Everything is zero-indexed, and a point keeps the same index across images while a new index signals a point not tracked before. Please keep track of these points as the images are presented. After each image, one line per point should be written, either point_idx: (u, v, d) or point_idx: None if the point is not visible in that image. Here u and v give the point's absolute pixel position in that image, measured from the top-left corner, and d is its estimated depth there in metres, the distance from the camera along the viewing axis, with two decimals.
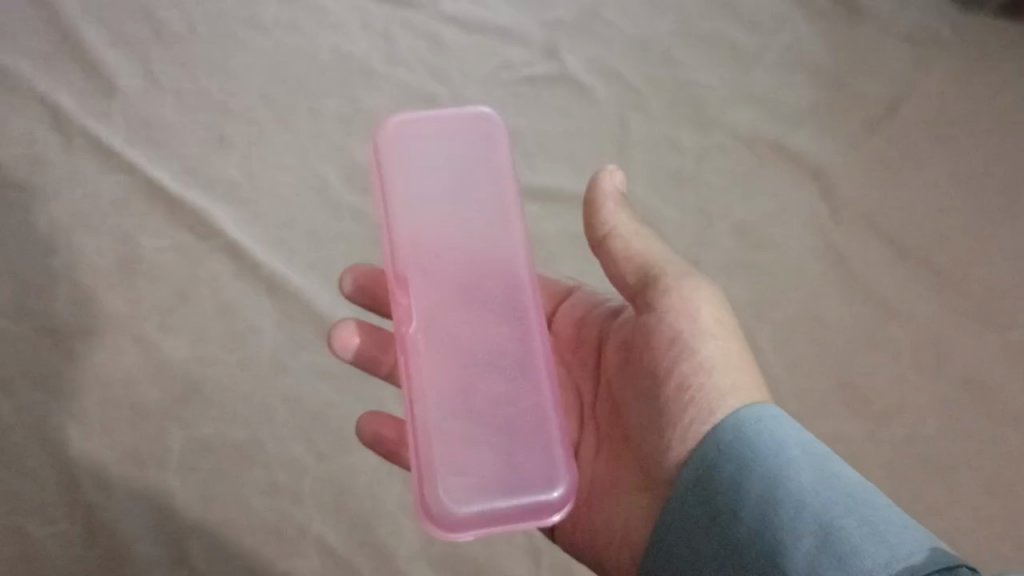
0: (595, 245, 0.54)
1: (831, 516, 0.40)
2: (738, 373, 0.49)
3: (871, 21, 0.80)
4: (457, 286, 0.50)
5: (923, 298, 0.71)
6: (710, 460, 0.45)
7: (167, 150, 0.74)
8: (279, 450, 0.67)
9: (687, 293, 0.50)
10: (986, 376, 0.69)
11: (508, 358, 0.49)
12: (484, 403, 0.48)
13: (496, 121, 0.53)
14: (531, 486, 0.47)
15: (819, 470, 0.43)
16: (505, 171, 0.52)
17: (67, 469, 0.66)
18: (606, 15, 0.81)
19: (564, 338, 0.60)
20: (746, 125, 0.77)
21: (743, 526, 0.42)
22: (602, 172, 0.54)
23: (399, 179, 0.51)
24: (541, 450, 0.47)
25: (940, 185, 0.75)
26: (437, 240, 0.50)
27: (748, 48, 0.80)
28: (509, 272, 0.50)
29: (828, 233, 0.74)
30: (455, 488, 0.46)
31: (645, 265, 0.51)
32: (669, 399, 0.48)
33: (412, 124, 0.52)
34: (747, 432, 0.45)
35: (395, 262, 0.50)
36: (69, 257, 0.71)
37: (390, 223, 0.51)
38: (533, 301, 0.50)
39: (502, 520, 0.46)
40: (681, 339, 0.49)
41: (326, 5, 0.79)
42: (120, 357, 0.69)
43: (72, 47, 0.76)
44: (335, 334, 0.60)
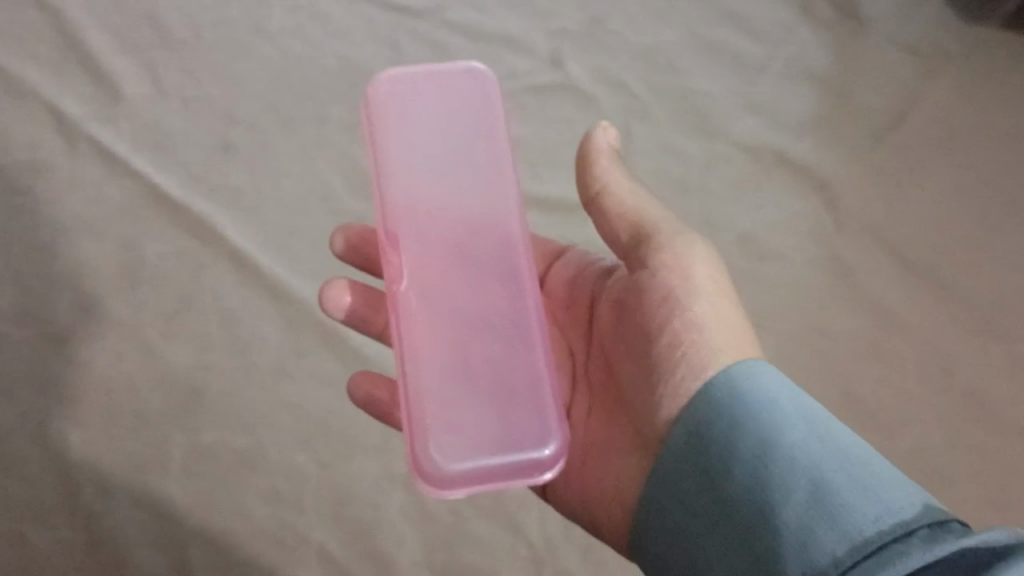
0: (588, 202, 0.54)
1: (823, 472, 0.41)
2: (732, 330, 0.49)
3: (876, 30, 0.80)
4: (450, 247, 0.50)
5: (929, 309, 0.71)
6: (702, 415, 0.45)
7: (172, 156, 0.74)
8: (281, 458, 0.66)
9: (680, 250, 0.50)
10: (992, 388, 0.68)
11: (501, 318, 0.49)
12: (476, 361, 0.48)
13: (490, 82, 0.54)
14: (524, 443, 0.46)
15: (812, 426, 0.43)
16: (498, 131, 0.53)
17: (68, 475, 0.65)
18: (611, 24, 0.81)
19: (558, 296, 0.60)
20: (750, 135, 0.77)
21: (734, 481, 0.42)
22: (596, 128, 0.54)
23: (389, 138, 0.52)
24: (534, 407, 0.47)
25: (945, 197, 0.74)
26: (428, 199, 0.51)
27: (753, 57, 0.80)
28: (502, 230, 0.51)
29: (833, 243, 0.73)
30: (445, 446, 0.46)
31: (638, 221, 0.52)
32: (660, 356, 0.48)
33: (402, 83, 0.53)
34: (740, 387, 0.45)
35: (387, 221, 0.51)
36: (72, 262, 0.71)
37: (381, 182, 0.51)
38: (526, 259, 0.51)
39: (493, 478, 0.46)
40: (673, 296, 0.49)
41: (332, 14, 0.80)
42: (122, 362, 0.68)
43: (78, 53, 0.77)
44: (328, 292, 0.60)
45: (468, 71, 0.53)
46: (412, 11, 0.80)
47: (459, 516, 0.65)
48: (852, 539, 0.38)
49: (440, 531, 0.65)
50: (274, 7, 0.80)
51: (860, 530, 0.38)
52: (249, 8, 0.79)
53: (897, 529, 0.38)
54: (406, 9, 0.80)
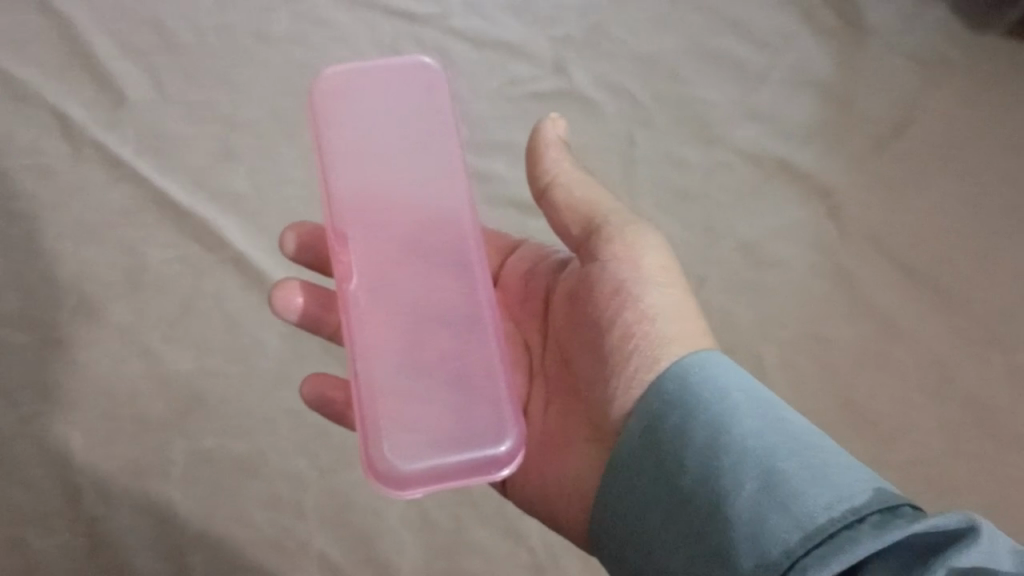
0: (539, 196, 0.55)
1: (775, 461, 0.41)
2: (682, 319, 0.50)
3: (879, 38, 0.80)
4: (401, 244, 0.51)
5: (930, 319, 0.71)
6: (656, 409, 0.45)
7: (174, 161, 0.75)
8: (281, 464, 0.66)
9: (631, 240, 0.51)
10: (993, 399, 0.68)
11: (454, 314, 0.50)
12: (430, 358, 0.49)
13: (434, 76, 0.54)
14: (479, 438, 0.47)
15: (763, 416, 0.43)
16: (445, 127, 0.53)
17: (69, 479, 0.65)
18: (614, 31, 0.81)
19: (513, 291, 0.60)
20: (753, 143, 0.77)
21: (687, 474, 0.42)
22: (545, 120, 0.55)
23: (334, 137, 0.52)
24: (488, 402, 0.48)
25: (946, 206, 0.74)
26: (378, 198, 0.52)
27: (756, 64, 0.80)
28: (452, 226, 0.52)
29: (834, 251, 0.73)
30: (402, 445, 0.47)
31: (589, 213, 0.52)
32: (613, 348, 0.49)
33: (346, 80, 0.54)
34: (692, 378, 0.45)
35: (336, 222, 0.51)
36: (75, 267, 0.71)
37: (329, 183, 0.52)
38: (477, 255, 0.52)
39: (451, 475, 0.47)
40: (624, 287, 0.50)
41: (335, 19, 0.80)
42: (124, 366, 0.68)
43: (82, 57, 0.77)
44: (278, 294, 0.60)
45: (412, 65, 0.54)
46: (416, 17, 0.80)
47: (458, 523, 0.65)
48: (804, 528, 0.38)
49: (439, 538, 0.65)
50: (278, 13, 0.80)
51: (811, 516, 0.38)
52: (253, 14, 0.80)
53: (848, 515, 0.38)
54: (410, 16, 0.80)
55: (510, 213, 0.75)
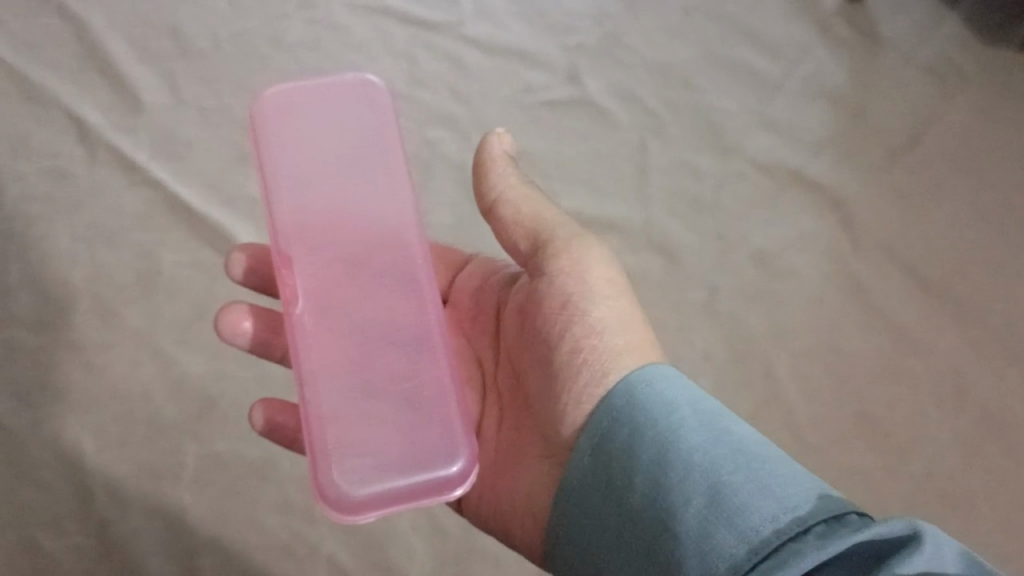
0: (486, 211, 0.54)
1: (720, 475, 0.41)
2: (627, 331, 0.49)
3: (892, 50, 0.80)
4: (345, 263, 0.50)
5: (944, 330, 0.70)
6: (604, 427, 0.45)
7: (189, 166, 0.75)
8: (293, 468, 0.66)
9: (577, 254, 0.50)
10: (1006, 412, 0.68)
11: (401, 333, 0.49)
12: (380, 380, 0.48)
13: (373, 89, 0.53)
14: (430, 460, 0.47)
15: (708, 429, 0.43)
16: (388, 141, 0.52)
17: (82, 482, 0.65)
18: (628, 40, 0.81)
19: (464, 306, 0.59)
20: (766, 153, 0.77)
21: (636, 491, 0.42)
22: (490, 136, 0.54)
23: (273, 156, 0.51)
24: (439, 423, 0.48)
25: (959, 218, 0.74)
26: (323, 218, 0.50)
27: (769, 74, 0.80)
28: (401, 244, 0.51)
29: (847, 262, 0.73)
30: (351, 471, 0.46)
31: (536, 228, 0.52)
32: (562, 364, 0.49)
33: (287, 97, 0.52)
34: (638, 397, 0.45)
35: (280, 243, 0.50)
36: (90, 270, 0.72)
37: (271, 203, 0.50)
38: (427, 272, 0.51)
39: (402, 499, 0.46)
40: (572, 302, 0.49)
41: (350, 26, 0.80)
42: (137, 370, 0.69)
43: (99, 62, 0.78)
44: (226, 318, 0.59)
45: (354, 82, 0.53)
46: (431, 24, 0.81)
47: (469, 530, 0.65)
48: (750, 541, 0.38)
49: (450, 545, 0.65)
50: (293, 19, 0.80)
51: (757, 530, 0.38)
52: (268, 20, 0.80)
53: (794, 527, 0.38)
54: (425, 23, 0.81)
55: None
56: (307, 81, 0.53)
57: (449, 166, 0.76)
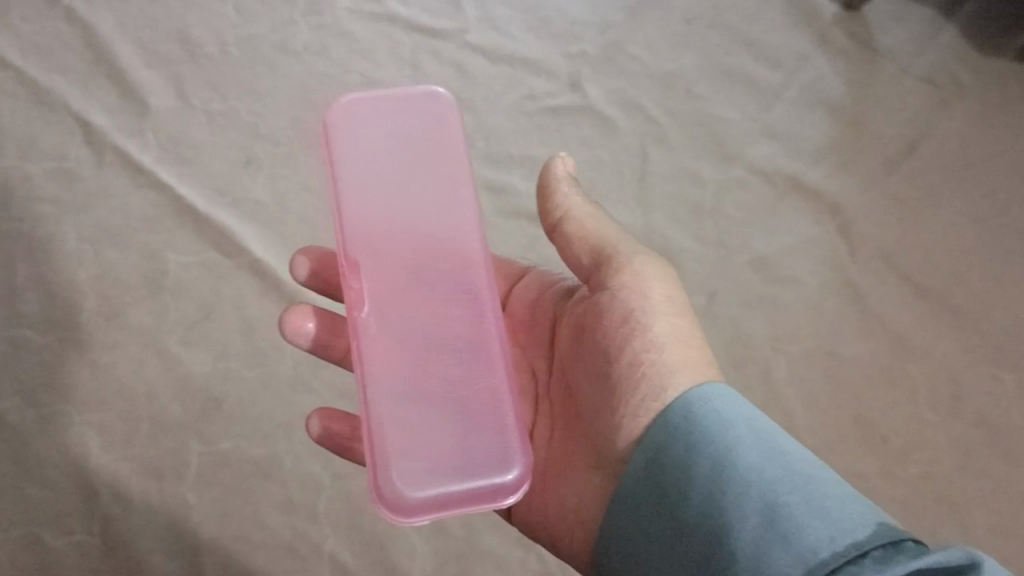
0: (550, 231, 0.54)
1: (778, 495, 0.40)
2: (689, 349, 0.48)
3: (890, 61, 0.82)
4: (408, 267, 0.49)
5: (942, 336, 0.71)
6: (660, 440, 0.44)
7: (196, 169, 0.76)
8: (296, 468, 0.67)
9: (640, 271, 0.50)
10: (1004, 418, 0.69)
11: (461, 339, 0.49)
12: (437, 384, 0.47)
13: (443, 100, 0.53)
14: (486, 467, 0.46)
15: (765, 448, 0.43)
16: (455, 150, 0.52)
17: (86, 480, 0.66)
18: (631, 49, 0.83)
19: (518, 317, 0.59)
20: (767, 160, 0.78)
21: (690, 508, 0.42)
22: (555, 157, 0.54)
23: (344, 159, 0.51)
24: (495, 430, 0.46)
25: (958, 225, 0.75)
26: (389, 223, 0.50)
27: (769, 84, 0.81)
28: (462, 250, 0.50)
29: (846, 269, 0.74)
30: (409, 473, 0.45)
31: (599, 245, 0.51)
32: (620, 377, 0.47)
33: (359, 105, 0.52)
34: (697, 413, 0.44)
35: (347, 246, 0.49)
36: (96, 271, 0.72)
37: (340, 206, 0.50)
38: (487, 279, 0.50)
39: (457, 504, 0.45)
40: (633, 316, 0.48)
41: (357, 32, 0.82)
42: (143, 369, 0.69)
43: (108, 66, 0.79)
44: (288, 318, 0.59)
45: (426, 93, 0.53)
46: (435, 31, 0.82)
47: (470, 532, 0.66)
48: (805, 562, 0.37)
49: (452, 544, 0.65)
50: (300, 25, 0.82)
51: (814, 551, 0.38)
52: (277, 26, 0.82)
53: (852, 550, 0.37)
54: (430, 30, 0.82)
55: (525, 225, 0.75)
56: (379, 90, 0.53)
57: None
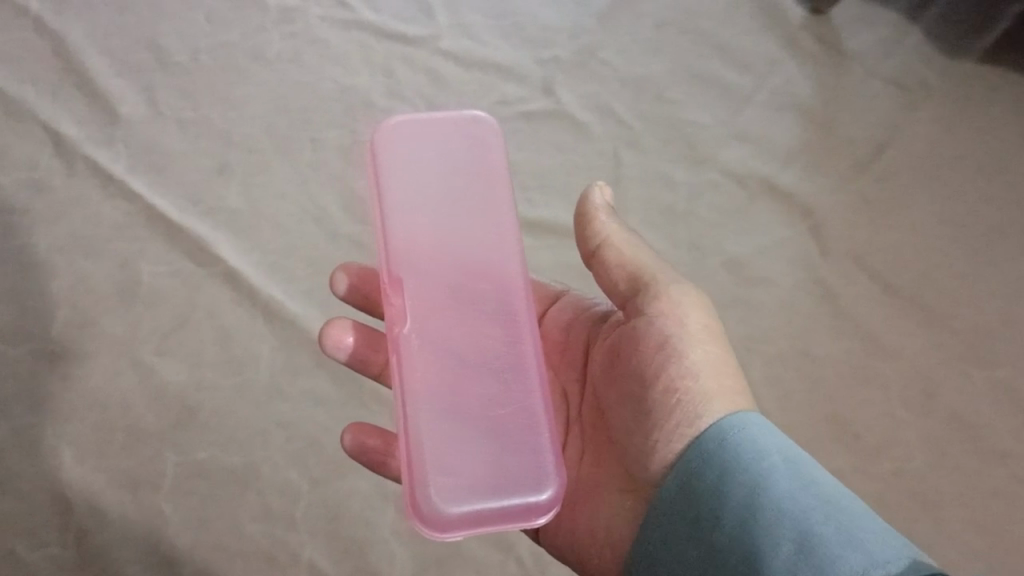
0: (588, 258, 0.53)
1: (810, 524, 0.40)
2: (724, 377, 0.48)
3: (857, 64, 0.83)
4: (448, 286, 0.50)
5: (912, 334, 0.72)
6: (694, 466, 0.45)
7: (169, 177, 0.76)
8: (274, 476, 0.67)
9: (677, 298, 0.49)
10: (974, 414, 0.69)
11: (498, 359, 0.49)
12: (475, 402, 0.47)
13: (488, 127, 0.54)
14: (519, 486, 0.46)
15: (799, 478, 0.43)
16: (498, 175, 0.53)
17: (61, 493, 0.65)
18: (602, 54, 0.83)
19: (553, 340, 0.59)
20: (738, 163, 0.79)
21: (722, 532, 0.42)
22: (593, 186, 0.53)
23: (391, 180, 0.51)
24: (530, 450, 0.47)
25: (927, 226, 0.76)
26: (432, 243, 0.50)
27: (739, 88, 0.82)
28: (501, 271, 0.50)
29: (817, 269, 0.75)
30: (444, 489, 0.45)
31: (637, 272, 0.50)
32: (655, 404, 0.47)
33: (407, 127, 0.53)
34: (731, 440, 0.45)
35: (390, 263, 0.50)
36: (68, 281, 0.72)
37: (385, 223, 0.51)
38: (525, 301, 0.50)
39: (490, 521, 0.45)
40: (669, 343, 0.48)
41: (329, 39, 0.82)
42: (117, 379, 0.69)
43: (77, 76, 0.78)
44: (329, 332, 0.59)
45: (472, 119, 0.54)
46: (408, 38, 0.82)
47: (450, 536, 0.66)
48: None
49: (431, 549, 0.65)
50: (272, 33, 0.82)
51: None
52: (249, 33, 0.82)
53: None
54: (402, 37, 0.82)
55: None
56: (427, 115, 0.53)
57: None
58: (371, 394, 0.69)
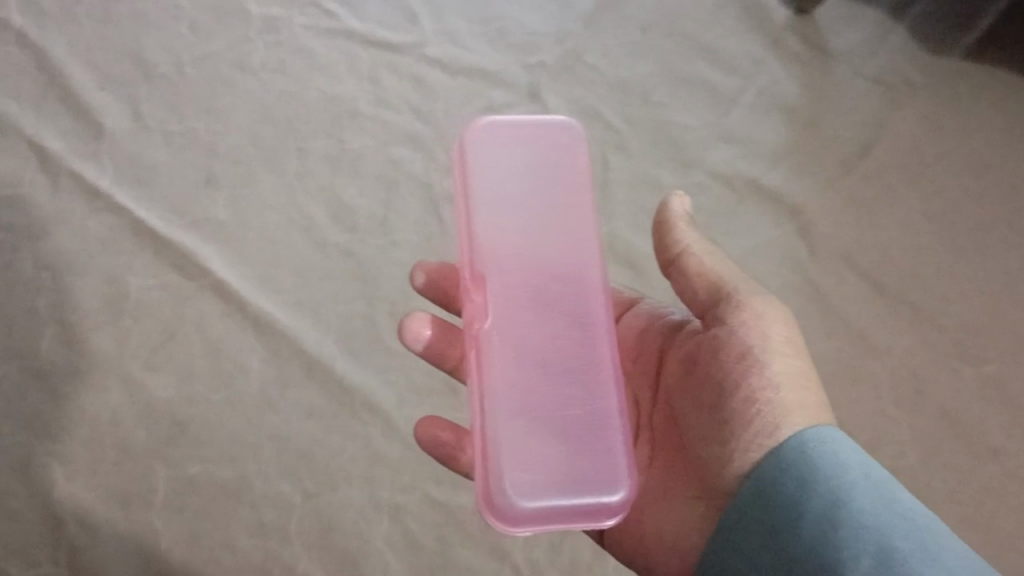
0: (666, 265, 0.53)
1: (891, 540, 0.40)
2: (805, 391, 0.48)
3: (843, 63, 0.83)
4: (528, 286, 0.50)
5: (901, 332, 0.72)
6: (771, 476, 0.44)
7: (155, 190, 0.75)
8: (266, 489, 0.67)
9: (760, 310, 0.49)
10: (964, 411, 0.70)
11: (575, 359, 0.49)
12: (552, 400, 0.48)
13: (575, 135, 0.55)
14: (592, 487, 0.47)
15: (879, 493, 0.43)
16: (579, 180, 0.54)
17: (52, 511, 0.65)
18: (588, 58, 0.83)
19: (627, 346, 0.59)
20: (725, 165, 0.79)
21: (800, 540, 0.42)
22: (671, 195, 0.53)
23: (477, 180, 0.53)
24: (603, 451, 0.47)
25: (914, 222, 0.76)
26: (513, 243, 0.51)
27: (725, 90, 0.82)
28: (578, 274, 0.51)
29: (805, 268, 0.75)
30: (519, 484, 0.46)
31: (718, 282, 0.50)
32: (735, 413, 0.47)
33: (496, 128, 0.54)
34: (810, 452, 0.44)
35: (474, 261, 0.51)
36: (54, 297, 0.71)
37: (470, 220, 0.52)
38: (601, 304, 0.51)
39: (561, 518, 0.46)
40: (751, 353, 0.48)
41: (314, 48, 0.82)
42: (106, 396, 0.68)
43: (61, 90, 0.78)
44: (408, 325, 0.60)
45: (557, 125, 0.55)
46: (393, 45, 0.82)
47: (445, 545, 0.66)
48: None
49: (425, 558, 0.65)
50: (256, 43, 0.81)
51: None
52: (233, 44, 0.81)
53: None
54: (387, 44, 0.82)
55: None
56: (515, 117, 0.54)
57: (414, 183, 0.77)
58: (362, 404, 0.69)
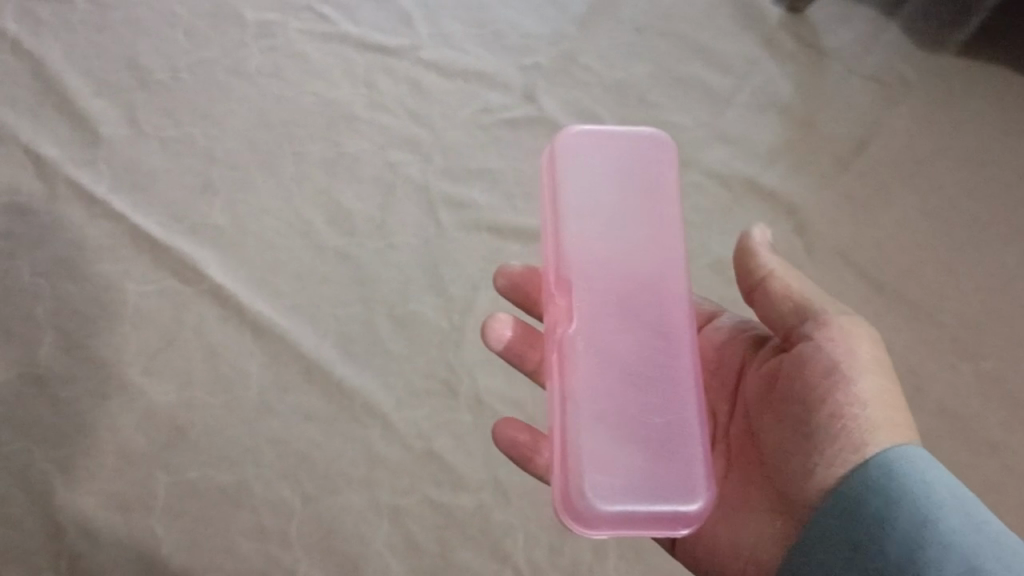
0: (749, 291, 0.53)
1: (979, 561, 0.41)
2: (893, 409, 0.48)
3: (837, 62, 0.83)
4: (613, 294, 0.51)
5: (899, 328, 0.72)
6: (857, 493, 0.45)
7: (153, 196, 0.75)
8: (267, 493, 0.66)
9: (848, 330, 0.49)
10: (964, 406, 0.70)
11: (657, 368, 0.50)
12: (633, 406, 0.49)
13: (665, 151, 0.56)
14: (670, 495, 0.47)
15: (967, 514, 0.43)
16: (665, 194, 0.54)
17: (52, 517, 0.64)
18: (583, 59, 0.83)
19: (706, 358, 0.59)
20: (723, 165, 0.79)
21: (886, 557, 0.42)
22: (753, 226, 0.54)
23: (567, 187, 0.54)
24: (683, 460, 0.48)
25: (912, 220, 0.77)
26: (599, 250, 0.52)
27: (721, 90, 0.82)
28: (662, 285, 0.52)
29: (802, 265, 0.75)
30: (599, 487, 0.47)
31: (804, 302, 0.51)
32: (821, 427, 0.48)
33: (588, 139, 0.55)
34: (896, 470, 0.45)
35: (562, 266, 0.52)
36: (51, 303, 0.71)
37: (560, 226, 0.53)
38: (684, 316, 0.52)
39: (638, 523, 0.47)
40: (839, 369, 0.48)
41: (309, 53, 0.82)
42: (106, 403, 0.68)
43: (57, 97, 0.78)
44: (491, 326, 0.62)
45: (648, 140, 0.56)
46: (387, 49, 0.82)
47: (445, 547, 0.65)
48: None
49: (426, 561, 0.65)
50: (251, 48, 0.82)
51: None
52: (229, 49, 0.81)
53: None
54: (383, 47, 0.82)
55: (487, 238, 0.76)
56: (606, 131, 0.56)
57: (411, 185, 0.77)
58: (362, 408, 0.69)
